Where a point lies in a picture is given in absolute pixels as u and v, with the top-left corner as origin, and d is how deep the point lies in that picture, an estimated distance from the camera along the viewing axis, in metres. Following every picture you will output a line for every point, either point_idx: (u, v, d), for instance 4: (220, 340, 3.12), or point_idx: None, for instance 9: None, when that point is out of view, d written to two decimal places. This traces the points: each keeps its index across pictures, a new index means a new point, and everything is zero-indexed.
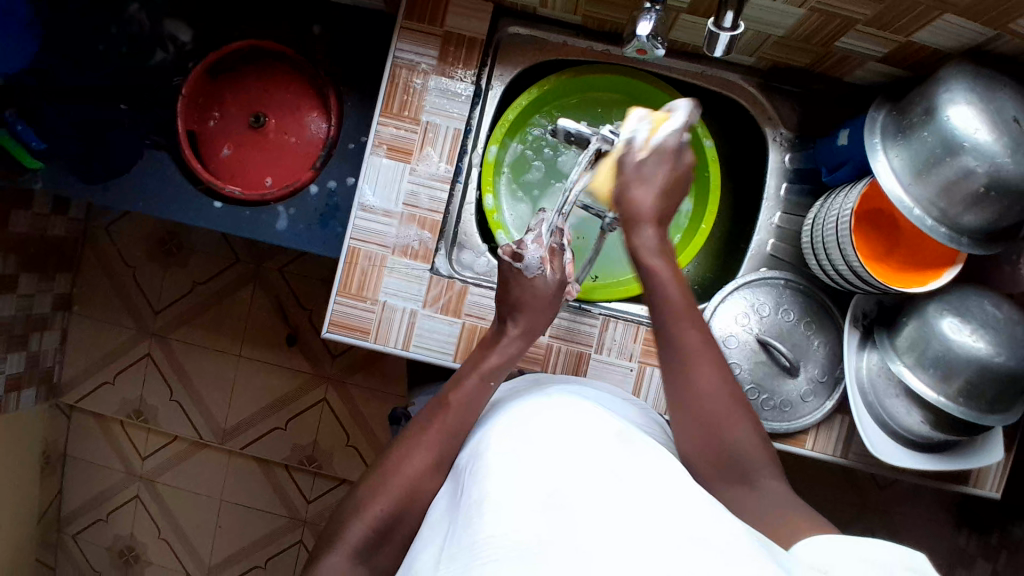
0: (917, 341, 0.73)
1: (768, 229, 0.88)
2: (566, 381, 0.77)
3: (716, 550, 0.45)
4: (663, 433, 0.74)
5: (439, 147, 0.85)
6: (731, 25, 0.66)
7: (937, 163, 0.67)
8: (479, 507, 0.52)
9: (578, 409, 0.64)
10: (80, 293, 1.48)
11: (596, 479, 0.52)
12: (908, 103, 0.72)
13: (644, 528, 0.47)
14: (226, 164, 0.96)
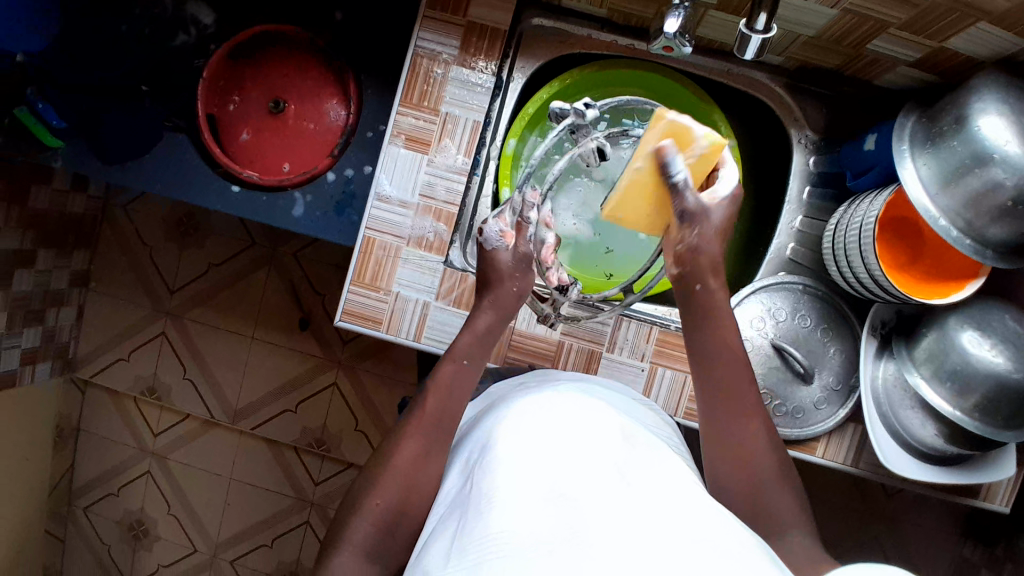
0: (935, 353, 0.72)
1: (789, 233, 0.87)
2: (576, 378, 0.77)
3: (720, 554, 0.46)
4: (672, 435, 0.74)
5: (458, 139, 0.85)
6: (764, 28, 0.65)
7: (966, 173, 0.65)
8: (484, 504, 0.52)
9: (588, 409, 0.63)
10: (97, 270, 1.50)
11: (604, 482, 0.52)
12: (939, 110, 0.70)
13: (652, 532, 0.47)
14: (245, 148, 0.96)
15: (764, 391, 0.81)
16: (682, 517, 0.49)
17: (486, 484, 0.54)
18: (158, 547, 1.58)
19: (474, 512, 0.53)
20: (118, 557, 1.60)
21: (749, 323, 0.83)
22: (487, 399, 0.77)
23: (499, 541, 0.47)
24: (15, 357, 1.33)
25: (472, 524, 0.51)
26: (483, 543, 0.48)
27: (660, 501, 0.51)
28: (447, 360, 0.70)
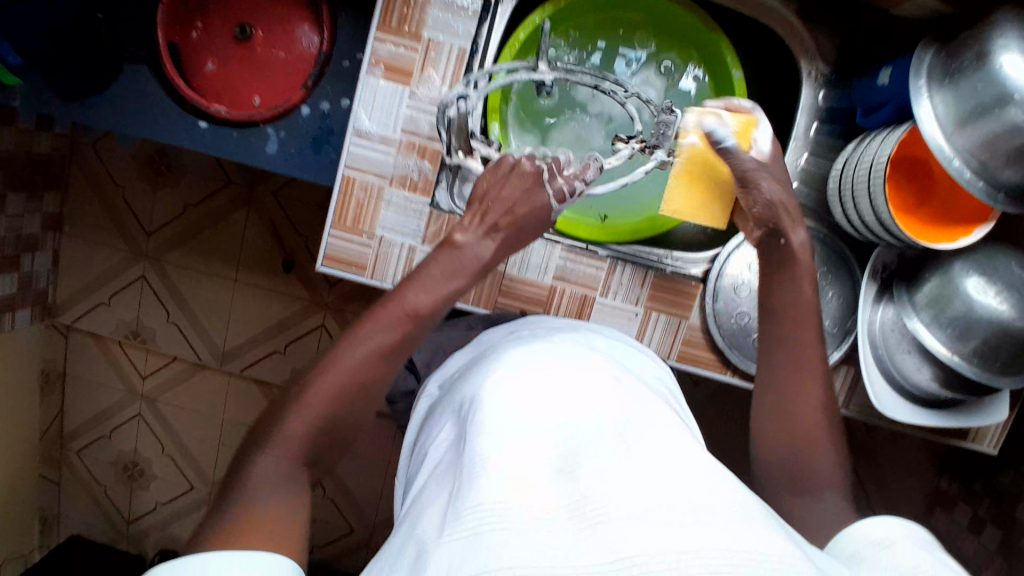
0: (938, 298, 0.71)
1: (793, 172, 0.83)
2: (567, 328, 0.75)
3: (716, 510, 0.45)
4: (665, 381, 0.73)
5: (442, 68, 0.78)
6: None
7: (985, 114, 0.61)
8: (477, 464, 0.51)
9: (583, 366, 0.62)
10: (70, 213, 1.44)
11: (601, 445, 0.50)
12: (961, 44, 0.64)
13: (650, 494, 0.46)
14: (211, 80, 0.87)
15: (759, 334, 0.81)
16: (681, 475, 0.49)
17: (480, 444, 0.53)
18: (155, 487, 1.61)
19: (464, 472, 0.51)
20: (115, 498, 1.62)
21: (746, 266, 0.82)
22: (480, 347, 0.75)
23: (492, 506, 0.46)
24: None
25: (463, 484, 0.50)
26: (474, 506, 0.47)
27: (658, 459, 0.50)
28: (414, 279, 0.66)
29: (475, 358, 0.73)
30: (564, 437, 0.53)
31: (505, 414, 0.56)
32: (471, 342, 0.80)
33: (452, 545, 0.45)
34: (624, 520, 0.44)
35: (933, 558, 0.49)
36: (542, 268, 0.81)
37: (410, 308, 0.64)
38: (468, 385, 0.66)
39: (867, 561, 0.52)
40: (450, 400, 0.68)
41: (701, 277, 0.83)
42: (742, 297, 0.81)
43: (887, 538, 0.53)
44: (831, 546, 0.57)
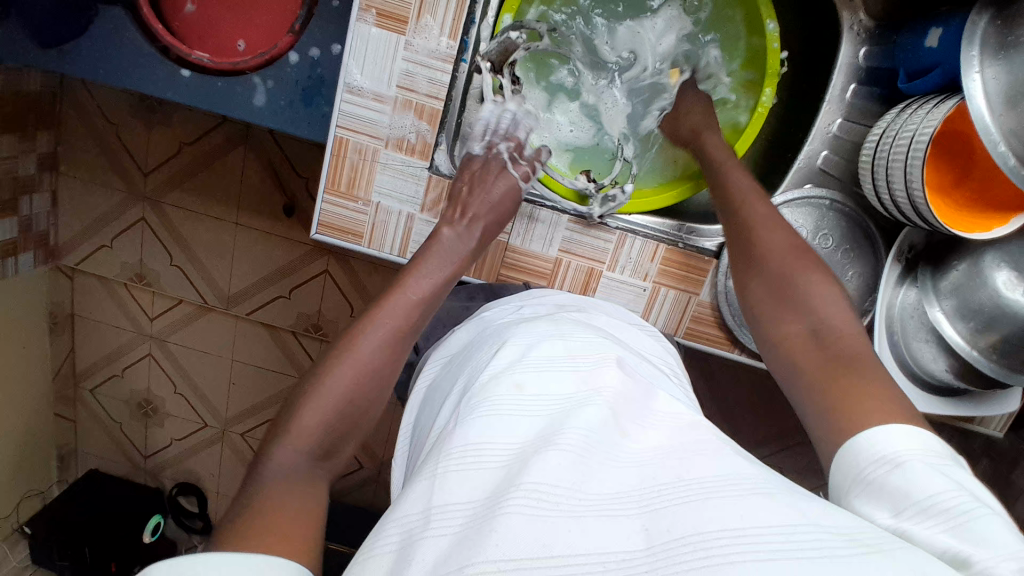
0: (963, 287, 0.68)
1: (823, 138, 0.76)
2: (564, 305, 0.72)
3: (707, 485, 0.42)
4: (670, 366, 0.70)
5: (441, 15, 0.69)
6: None
7: None
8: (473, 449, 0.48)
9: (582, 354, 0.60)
10: (64, 153, 1.38)
11: (602, 433, 0.48)
12: None
13: (645, 488, 0.44)
14: (192, 24, 0.82)
15: None
16: (672, 464, 0.46)
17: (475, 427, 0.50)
18: (170, 424, 1.66)
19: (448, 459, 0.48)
20: (131, 432, 1.68)
21: None
22: (480, 327, 0.72)
23: (487, 501, 0.43)
24: None
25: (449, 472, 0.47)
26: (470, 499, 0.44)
27: (659, 456, 0.48)
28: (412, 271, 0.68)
29: (471, 341, 0.69)
30: (555, 420, 0.50)
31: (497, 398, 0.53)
32: (471, 320, 0.76)
33: (439, 540, 0.41)
34: (602, 514, 0.41)
35: (956, 483, 0.40)
36: (547, 240, 0.79)
37: (414, 304, 0.65)
38: (463, 369, 0.64)
39: (880, 487, 0.43)
40: (444, 385, 0.65)
41: (714, 252, 0.79)
42: None
43: (901, 455, 0.43)
44: (837, 456, 0.47)
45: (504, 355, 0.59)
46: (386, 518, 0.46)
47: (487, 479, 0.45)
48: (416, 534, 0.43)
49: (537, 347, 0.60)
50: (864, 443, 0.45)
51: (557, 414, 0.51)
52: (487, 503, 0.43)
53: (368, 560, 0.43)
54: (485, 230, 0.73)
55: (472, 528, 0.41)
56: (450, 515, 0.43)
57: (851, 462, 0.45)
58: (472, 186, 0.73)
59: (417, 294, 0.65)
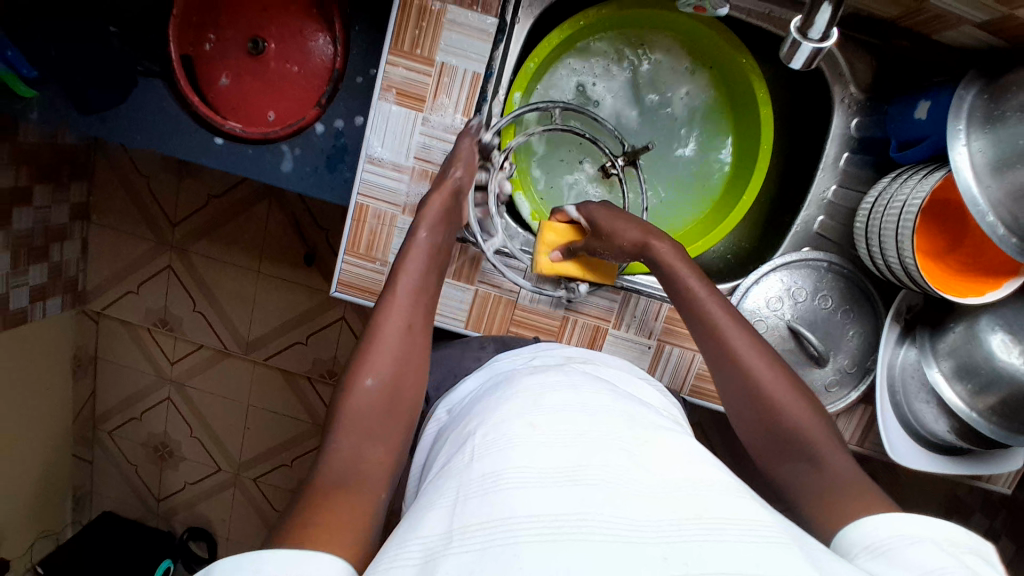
0: (960, 349, 0.70)
1: (818, 204, 0.80)
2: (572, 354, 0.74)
3: (715, 531, 0.44)
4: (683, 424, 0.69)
5: (455, 94, 0.76)
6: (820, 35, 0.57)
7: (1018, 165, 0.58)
8: (493, 482, 0.48)
9: (597, 391, 0.61)
10: (98, 204, 1.46)
11: (620, 464, 0.49)
12: (1005, 91, 0.62)
13: (660, 514, 0.45)
14: (227, 96, 0.87)
15: None
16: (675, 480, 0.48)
17: (502, 458, 0.50)
18: (183, 467, 1.68)
19: (470, 486, 0.49)
20: (146, 474, 1.70)
21: (767, 301, 0.79)
22: (488, 373, 0.73)
23: (504, 523, 0.44)
24: (25, 295, 1.33)
25: (471, 496, 0.48)
26: (488, 520, 0.45)
27: (674, 481, 0.48)
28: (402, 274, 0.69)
29: (483, 383, 0.70)
30: (577, 450, 0.50)
31: (512, 432, 0.53)
32: (484, 367, 0.77)
33: (461, 557, 0.42)
34: (618, 540, 0.43)
35: (960, 564, 0.43)
36: (556, 298, 0.82)
37: (421, 292, 0.69)
38: (475, 410, 0.63)
39: (887, 554, 0.46)
40: (462, 417, 0.65)
41: None
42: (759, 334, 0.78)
43: (917, 536, 0.46)
44: (855, 525, 0.51)
45: (518, 399, 0.60)
46: (403, 531, 0.48)
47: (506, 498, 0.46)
48: (439, 551, 0.44)
49: (557, 387, 0.61)
50: (883, 517, 0.49)
51: (580, 441, 0.51)
52: (505, 524, 0.44)
53: (389, 571, 0.44)
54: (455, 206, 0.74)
55: (493, 549, 0.42)
56: (472, 533, 0.44)
57: (868, 535, 0.49)
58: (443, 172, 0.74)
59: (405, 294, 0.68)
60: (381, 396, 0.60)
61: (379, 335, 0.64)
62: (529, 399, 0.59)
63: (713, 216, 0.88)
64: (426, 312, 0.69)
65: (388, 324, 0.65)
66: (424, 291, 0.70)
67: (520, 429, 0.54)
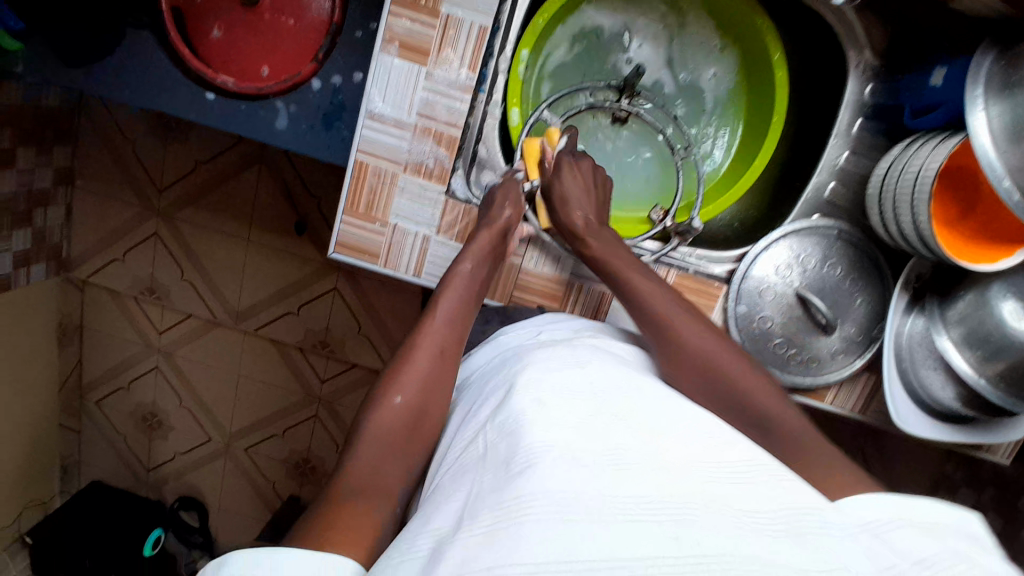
0: (970, 316, 0.70)
1: (831, 170, 0.79)
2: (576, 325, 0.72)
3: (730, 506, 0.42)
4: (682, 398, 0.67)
5: (461, 48, 0.73)
6: None
7: None
8: (503, 465, 0.46)
9: (603, 369, 0.58)
10: (82, 167, 1.40)
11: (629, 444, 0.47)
12: None
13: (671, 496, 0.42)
14: (217, 49, 0.82)
15: (781, 340, 0.78)
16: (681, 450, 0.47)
17: (513, 438, 0.48)
18: (173, 437, 1.65)
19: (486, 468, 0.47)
20: (135, 445, 1.68)
21: (774, 269, 0.78)
22: (492, 351, 0.72)
23: (513, 503, 0.41)
24: (7, 261, 1.29)
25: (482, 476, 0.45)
26: (499, 502, 0.42)
27: (694, 462, 0.46)
28: (434, 315, 0.69)
29: (489, 361, 0.70)
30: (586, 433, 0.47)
31: (520, 412, 0.51)
32: (488, 342, 0.76)
33: (469, 541, 0.39)
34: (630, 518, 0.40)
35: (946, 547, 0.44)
36: (560, 263, 0.81)
37: (454, 316, 0.70)
38: (485, 390, 0.61)
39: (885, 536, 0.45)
40: (474, 394, 0.63)
41: (725, 277, 0.80)
42: (766, 300, 0.78)
43: (898, 522, 0.46)
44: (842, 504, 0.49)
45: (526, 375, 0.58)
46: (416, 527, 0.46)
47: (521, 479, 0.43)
48: (448, 540, 0.41)
49: (560, 363, 0.59)
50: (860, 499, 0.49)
51: (590, 421, 0.50)
52: (514, 505, 0.41)
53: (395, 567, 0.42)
54: (492, 249, 0.75)
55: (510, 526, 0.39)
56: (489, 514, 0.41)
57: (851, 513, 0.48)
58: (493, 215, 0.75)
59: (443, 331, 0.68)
60: (406, 413, 0.61)
61: (407, 367, 0.65)
62: (534, 376, 0.57)
63: (724, 187, 0.87)
64: (459, 343, 0.69)
65: (419, 346, 0.66)
66: (455, 314, 0.70)
67: (527, 409, 0.51)
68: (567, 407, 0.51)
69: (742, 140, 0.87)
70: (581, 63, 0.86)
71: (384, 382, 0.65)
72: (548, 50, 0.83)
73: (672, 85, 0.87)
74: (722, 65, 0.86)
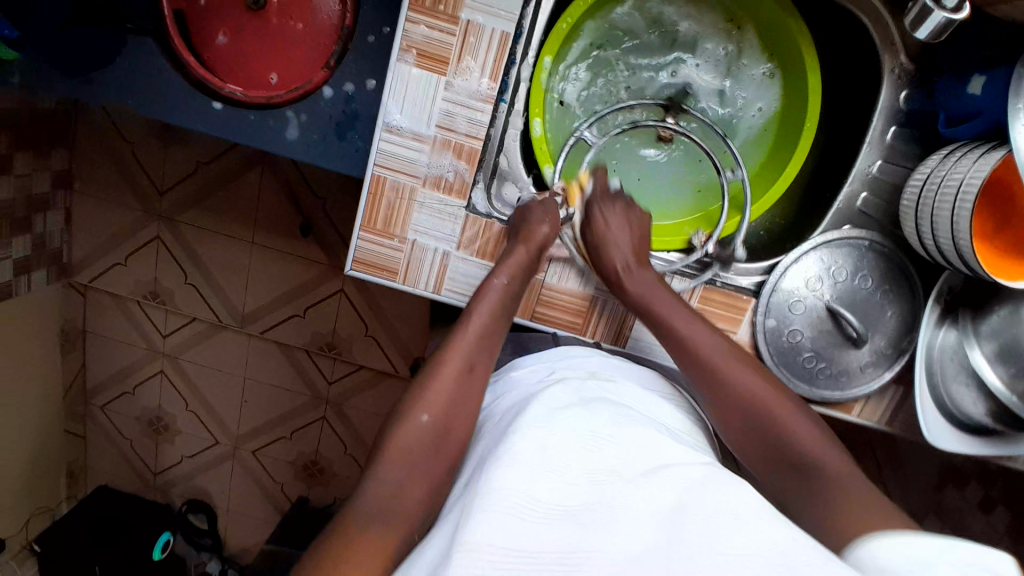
0: (1005, 331, 0.68)
1: (862, 179, 0.77)
2: (585, 357, 0.71)
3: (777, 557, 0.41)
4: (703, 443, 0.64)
5: (482, 57, 0.70)
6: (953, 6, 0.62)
7: None
8: (498, 500, 0.45)
9: (607, 412, 0.58)
10: (81, 171, 1.36)
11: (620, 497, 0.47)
12: None
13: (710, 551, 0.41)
14: (223, 55, 0.78)
15: (811, 353, 0.76)
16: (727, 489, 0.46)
17: (511, 475, 0.47)
18: (180, 441, 1.64)
19: (477, 500, 0.46)
20: (142, 449, 1.66)
21: (804, 282, 0.76)
22: (506, 387, 0.69)
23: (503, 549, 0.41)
24: (8, 268, 1.26)
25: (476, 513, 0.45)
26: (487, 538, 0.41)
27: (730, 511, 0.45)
28: (462, 333, 0.67)
29: (502, 399, 0.66)
30: (590, 488, 0.48)
31: (521, 449, 0.50)
32: (501, 375, 0.74)
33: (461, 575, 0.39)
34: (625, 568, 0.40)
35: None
36: (584, 279, 0.79)
37: (482, 335, 0.68)
38: (503, 422, 0.60)
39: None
40: (494, 426, 0.61)
41: (751, 289, 0.79)
42: (796, 314, 0.76)
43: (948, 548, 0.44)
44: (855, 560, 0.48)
45: (534, 414, 0.56)
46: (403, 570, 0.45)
47: (516, 531, 0.43)
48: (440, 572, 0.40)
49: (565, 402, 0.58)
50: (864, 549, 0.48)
51: (600, 470, 0.50)
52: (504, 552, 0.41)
53: None
54: (517, 265, 0.72)
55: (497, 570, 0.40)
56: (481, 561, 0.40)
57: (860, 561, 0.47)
58: (524, 232, 0.73)
59: (467, 348, 0.66)
60: (431, 432, 0.59)
61: (435, 385, 0.62)
62: (542, 413, 0.56)
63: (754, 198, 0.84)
64: (485, 363, 0.67)
65: (445, 363, 0.65)
66: (483, 333, 0.68)
67: (531, 445, 0.51)
68: (572, 450, 0.51)
69: (768, 149, 0.86)
70: (605, 69, 0.84)
71: (408, 399, 0.63)
72: (570, 57, 0.81)
73: (698, 90, 0.85)
74: (749, 72, 0.84)
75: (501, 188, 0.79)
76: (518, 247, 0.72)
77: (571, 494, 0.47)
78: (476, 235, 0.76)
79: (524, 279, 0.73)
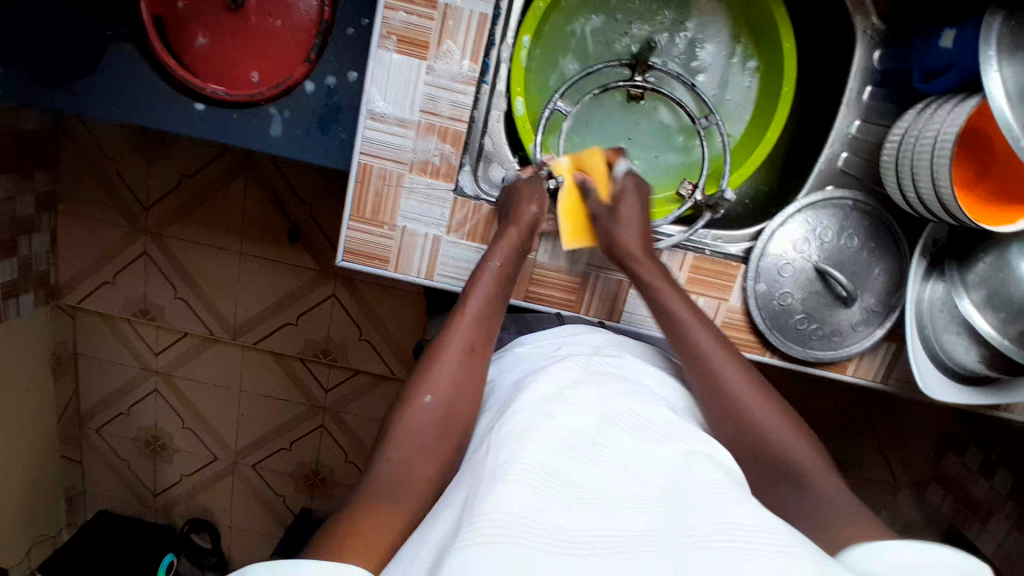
0: (990, 279, 0.69)
1: (842, 139, 0.80)
2: (588, 332, 0.71)
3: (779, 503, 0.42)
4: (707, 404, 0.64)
5: (462, 40, 0.70)
6: None
7: None
8: (506, 469, 0.45)
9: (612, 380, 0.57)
10: (64, 192, 1.35)
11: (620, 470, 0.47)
12: None
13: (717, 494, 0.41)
14: (204, 57, 0.79)
15: (803, 315, 0.77)
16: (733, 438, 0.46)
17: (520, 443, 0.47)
18: (178, 459, 1.62)
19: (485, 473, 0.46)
20: (140, 470, 1.64)
21: (792, 244, 0.77)
22: (511, 362, 0.69)
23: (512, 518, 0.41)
24: None
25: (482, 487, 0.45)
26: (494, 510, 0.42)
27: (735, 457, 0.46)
28: (461, 314, 0.66)
29: (510, 374, 0.66)
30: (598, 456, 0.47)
31: (529, 419, 0.50)
32: (503, 353, 0.74)
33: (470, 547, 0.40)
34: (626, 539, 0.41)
35: None
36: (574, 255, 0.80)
37: (480, 316, 0.67)
38: (506, 395, 0.60)
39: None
40: (497, 400, 0.61)
41: (741, 256, 0.79)
42: (786, 277, 0.77)
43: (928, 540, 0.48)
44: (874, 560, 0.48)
45: (544, 387, 0.56)
46: (412, 545, 0.46)
47: (528, 502, 0.43)
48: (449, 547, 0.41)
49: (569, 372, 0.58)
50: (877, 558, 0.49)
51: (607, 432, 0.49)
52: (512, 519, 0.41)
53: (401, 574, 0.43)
54: (510, 246, 0.72)
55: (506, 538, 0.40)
56: (502, 530, 0.40)
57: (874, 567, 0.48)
58: (515, 211, 0.73)
59: (470, 329, 0.65)
60: (442, 413, 0.59)
61: (437, 366, 0.62)
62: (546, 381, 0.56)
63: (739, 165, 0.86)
64: (488, 344, 0.66)
65: (449, 346, 0.64)
66: (483, 315, 0.67)
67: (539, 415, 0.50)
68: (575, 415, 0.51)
69: (747, 116, 0.87)
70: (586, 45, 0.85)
71: (413, 382, 0.62)
72: (547, 33, 0.83)
73: (680, 61, 0.86)
74: (730, 45, 0.86)
75: (488, 169, 0.80)
76: (508, 229, 0.72)
77: (580, 460, 0.47)
78: (467, 217, 0.77)
79: (517, 259, 0.73)
